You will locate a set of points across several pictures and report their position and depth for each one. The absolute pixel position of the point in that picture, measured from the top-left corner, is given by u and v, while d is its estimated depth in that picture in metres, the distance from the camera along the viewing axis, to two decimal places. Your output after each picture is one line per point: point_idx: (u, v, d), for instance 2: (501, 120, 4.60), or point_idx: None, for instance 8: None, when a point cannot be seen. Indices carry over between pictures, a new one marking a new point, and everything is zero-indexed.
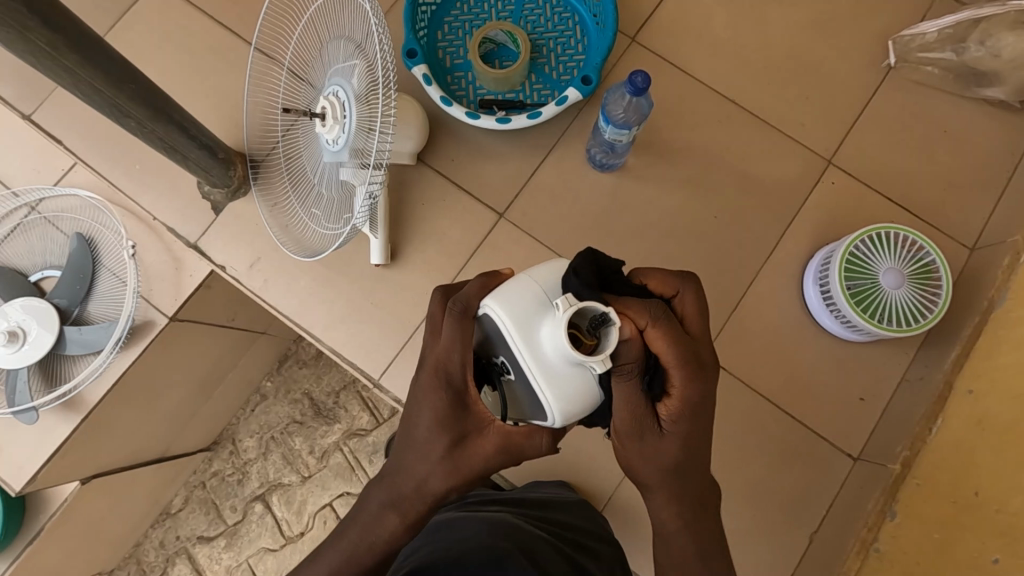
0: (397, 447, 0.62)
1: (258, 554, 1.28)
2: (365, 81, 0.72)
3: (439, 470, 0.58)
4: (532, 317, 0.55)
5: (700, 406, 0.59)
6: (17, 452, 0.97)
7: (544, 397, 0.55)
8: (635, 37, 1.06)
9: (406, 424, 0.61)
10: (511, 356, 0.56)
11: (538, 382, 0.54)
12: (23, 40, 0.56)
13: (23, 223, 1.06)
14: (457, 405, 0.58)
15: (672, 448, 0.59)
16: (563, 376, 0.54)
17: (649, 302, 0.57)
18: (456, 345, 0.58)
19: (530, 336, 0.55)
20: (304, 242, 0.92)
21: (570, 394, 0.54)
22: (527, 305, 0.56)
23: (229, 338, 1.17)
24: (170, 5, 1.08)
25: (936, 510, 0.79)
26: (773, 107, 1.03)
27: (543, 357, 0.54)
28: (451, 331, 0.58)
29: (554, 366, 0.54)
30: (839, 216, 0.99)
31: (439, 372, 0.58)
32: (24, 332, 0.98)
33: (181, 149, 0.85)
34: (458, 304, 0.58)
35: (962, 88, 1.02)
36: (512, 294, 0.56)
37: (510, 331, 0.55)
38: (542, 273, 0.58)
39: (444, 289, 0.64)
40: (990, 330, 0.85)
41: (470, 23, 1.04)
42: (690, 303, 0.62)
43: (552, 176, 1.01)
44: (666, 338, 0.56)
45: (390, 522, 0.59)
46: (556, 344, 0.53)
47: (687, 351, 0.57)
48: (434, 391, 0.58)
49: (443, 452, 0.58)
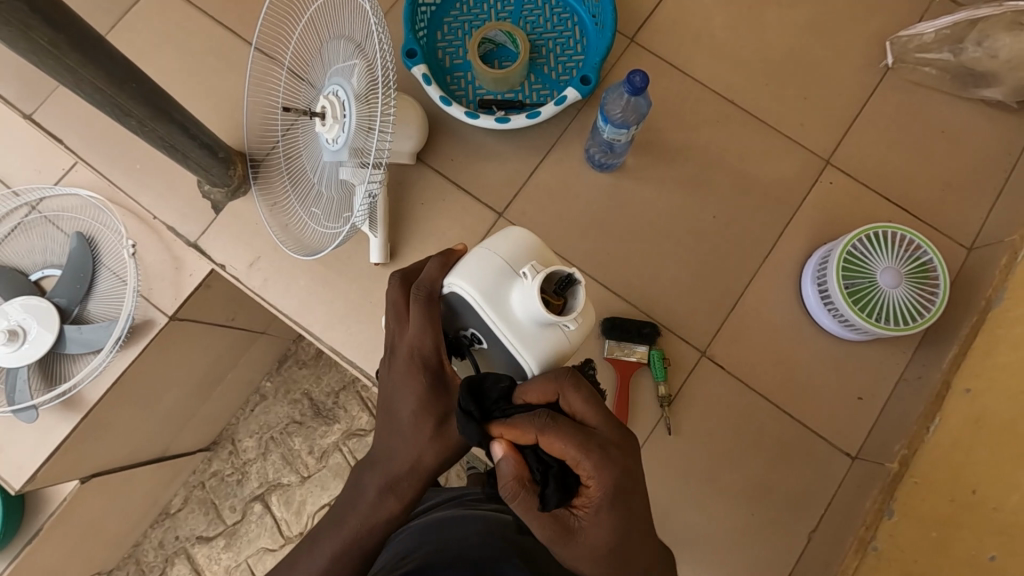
0: (380, 438, 0.61)
1: (257, 554, 1.28)
2: (364, 80, 0.73)
3: (432, 449, 0.59)
4: (501, 287, 0.60)
5: (629, 485, 0.55)
6: (17, 451, 0.97)
7: (521, 357, 0.61)
8: (634, 38, 1.06)
9: (387, 413, 0.61)
10: (486, 325, 0.62)
11: (514, 345, 0.61)
12: (24, 39, 0.56)
13: (24, 223, 1.06)
14: (438, 382, 0.60)
15: (605, 543, 0.54)
16: (537, 335, 0.60)
17: (527, 414, 0.55)
18: (427, 329, 0.60)
19: (501, 304, 0.60)
20: (304, 242, 0.92)
21: (545, 351, 0.61)
22: (494, 277, 0.61)
23: (228, 338, 1.17)
24: (170, 6, 1.08)
25: (934, 509, 0.79)
26: (771, 107, 1.03)
27: (517, 321, 0.60)
28: (420, 316, 0.61)
29: (530, 325, 0.60)
30: (838, 216, 1.00)
31: (415, 356, 0.60)
32: (24, 331, 0.98)
33: (181, 148, 0.85)
34: (423, 288, 0.62)
35: (960, 89, 1.02)
36: (477, 267, 0.61)
37: (482, 302, 0.60)
38: (501, 245, 0.62)
39: (401, 277, 0.65)
40: (988, 330, 0.86)
41: (470, 24, 1.04)
42: (578, 401, 0.56)
43: (551, 176, 1.01)
44: (559, 440, 0.54)
45: (382, 511, 0.59)
46: (528, 308, 0.59)
47: (581, 442, 0.53)
48: (413, 375, 0.60)
49: (433, 431, 0.59)
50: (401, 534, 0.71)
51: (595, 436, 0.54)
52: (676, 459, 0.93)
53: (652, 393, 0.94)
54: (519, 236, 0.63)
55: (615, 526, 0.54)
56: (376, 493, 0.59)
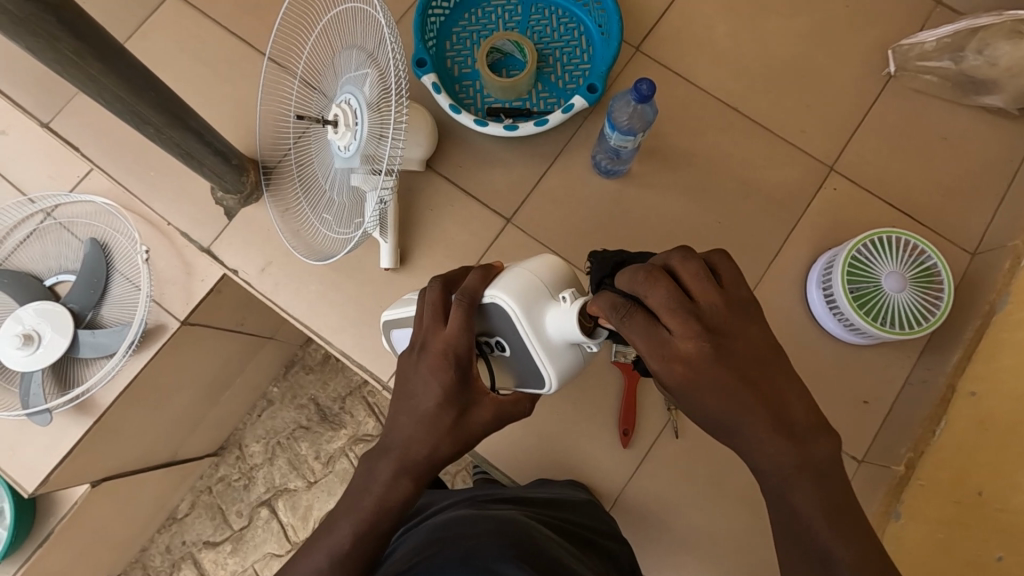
0: (395, 423, 0.61)
1: (264, 559, 1.29)
2: (377, 89, 0.74)
3: (448, 439, 0.60)
4: (539, 306, 0.61)
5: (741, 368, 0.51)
6: (31, 454, 0.99)
7: (544, 372, 0.63)
8: (639, 47, 1.08)
9: (408, 402, 0.61)
10: (515, 339, 0.62)
11: (540, 359, 0.62)
12: (51, 49, 0.58)
13: (39, 229, 1.08)
14: (464, 380, 0.60)
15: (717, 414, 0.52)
16: (562, 354, 0.62)
17: (615, 307, 0.52)
18: (466, 331, 0.60)
19: (536, 322, 0.61)
20: (315, 247, 0.93)
21: (566, 369, 0.63)
22: (533, 295, 0.62)
23: (237, 343, 1.18)
24: (184, 15, 1.10)
25: (939, 510, 0.81)
26: (775, 114, 1.05)
27: (546, 338, 0.61)
28: (461, 319, 0.60)
29: (557, 345, 0.62)
30: (840, 223, 1.01)
31: (448, 354, 0.59)
32: (39, 336, 1.00)
33: (197, 156, 0.87)
34: (465, 295, 0.61)
35: (962, 97, 1.03)
36: (518, 284, 0.62)
37: (520, 317, 0.61)
38: (538, 265, 0.64)
39: (441, 282, 0.64)
40: (992, 334, 0.87)
41: (478, 33, 1.06)
42: (657, 297, 0.50)
43: (558, 182, 1.03)
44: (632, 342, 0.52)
45: (399, 492, 0.59)
46: (563, 331, 0.60)
47: (656, 355, 0.51)
48: (443, 371, 0.59)
49: (452, 422, 0.59)
50: (405, 540, 0.70)
51: (670, 352, 0.50)
52: (682, 461, 0.95)
53: (658, 396, 0.96)
54: (551, 262, 0.65)
55: (728, 400, 0.51)
56: (389, 476, 0.59)
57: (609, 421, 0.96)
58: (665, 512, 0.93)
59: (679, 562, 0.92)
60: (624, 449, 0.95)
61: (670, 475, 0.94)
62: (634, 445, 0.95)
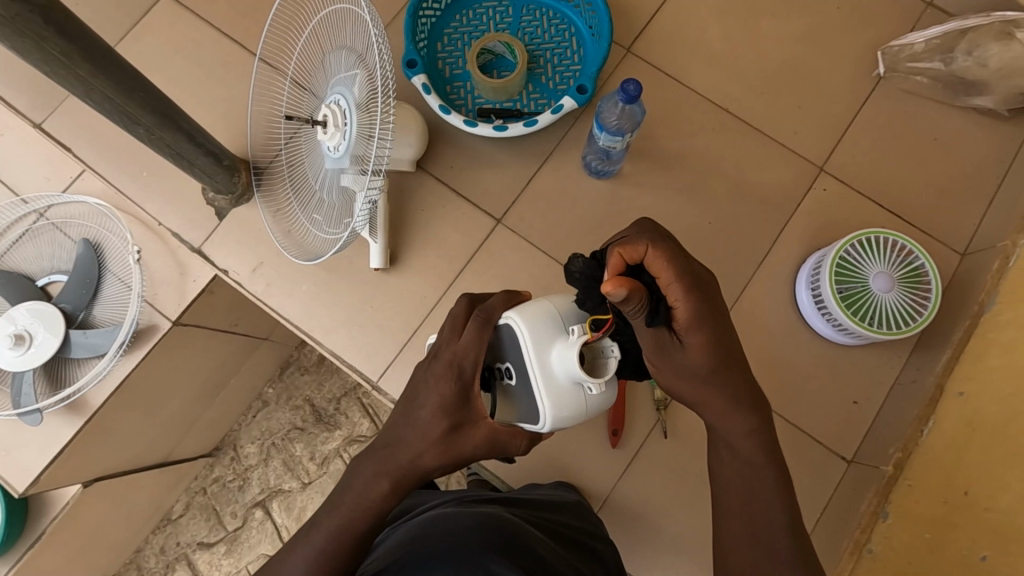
0: (393, 425, 0.63)
1: (258, 561, 1.29)
2: (365, 89, 0.74)
3: (434, 450, 0.60)
4: (548, 338, 0.61)
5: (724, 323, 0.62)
6: (21, 454, 0.99)
7: (539, 405, 0.61)
8: (631, 48, 1.08)
9: (410, 404, 0.63)
10: (520, 365, 0.62)
11: (538, 390, 0.61)
12: (38, 49, 0.59)
13: (32, 229, 1.09)
14: (462, 397, 0.61)
15: (702, 361, 0.61)
16: (561, 392, 0.61)
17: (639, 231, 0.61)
18: (475, 345, 0.62)
19: (543, 352, 0.61)
20: (306, 247, 0.94)
21: (564, 409, 0.61)
22: (546, 326, 0.62)
23: (231, 344, 1.19)
24: (177, 16, 1.11)
25: (926, 510, 0.80)
26: (765, 115, 1.05)
27: (547, 370, 0.61)
28: (474, 333, 0.62)
29: (558, 381, 0.60)
30: (831, 223, 1.01)
31: (453, 365, 0.61)
32: (31, 336, 1.00)
33: (188, 157, 0.87)
34: (483, 312, 0.64)
35: (951, 97, 1.04)
36: (535, 311, 0.63)
37: (527, 343, 0.61)
38: (562, 300, 0.65)
39: (470, 298, 0.68)
40: (980, 334, 0.87)
41: (469, 35, 1.06)
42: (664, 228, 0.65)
43: (549, 184, 1.03)
44: (663, 259, 0.59)
45: (385, 490, 0.60)
46: (565, 366, 0.59)
47: (685, 270, 0.59)
48: (445, 381, 0.61)
49: (442, 433, 0.60)
50: (392, 535, 0.70)
51: (691, 270, 0.60)
52: (672, 461, 0.95)
53: (647, 397, 0.96)
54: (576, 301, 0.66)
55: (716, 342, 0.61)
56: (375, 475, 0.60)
57: (600, 422, 0.96)
58: (655, 512, 0.93)
59: (670, 563, 0.92)
60: (613, 449, 0.95)
61: (659, 475, 0.94)
62: (623, 445, 0.95)
